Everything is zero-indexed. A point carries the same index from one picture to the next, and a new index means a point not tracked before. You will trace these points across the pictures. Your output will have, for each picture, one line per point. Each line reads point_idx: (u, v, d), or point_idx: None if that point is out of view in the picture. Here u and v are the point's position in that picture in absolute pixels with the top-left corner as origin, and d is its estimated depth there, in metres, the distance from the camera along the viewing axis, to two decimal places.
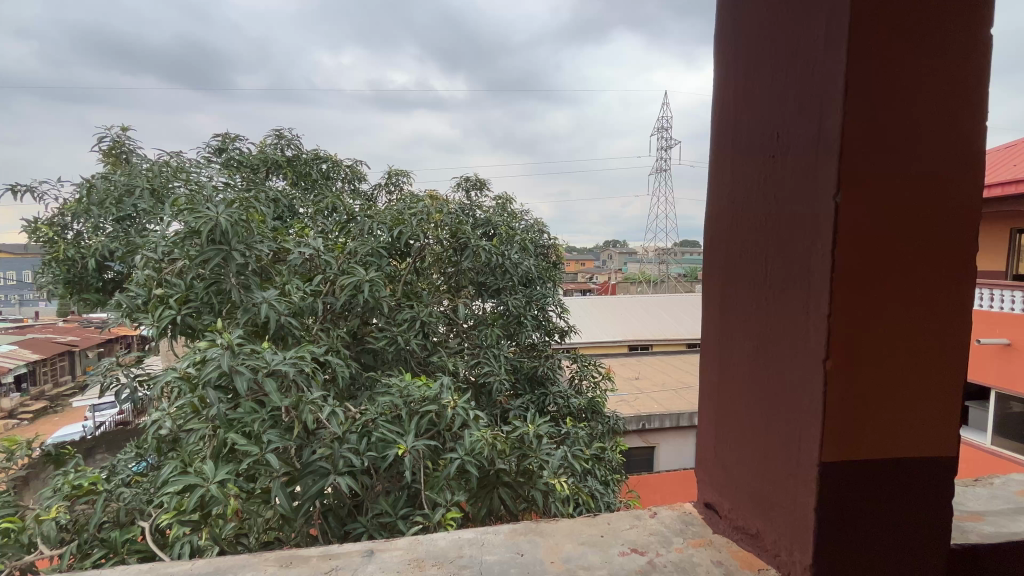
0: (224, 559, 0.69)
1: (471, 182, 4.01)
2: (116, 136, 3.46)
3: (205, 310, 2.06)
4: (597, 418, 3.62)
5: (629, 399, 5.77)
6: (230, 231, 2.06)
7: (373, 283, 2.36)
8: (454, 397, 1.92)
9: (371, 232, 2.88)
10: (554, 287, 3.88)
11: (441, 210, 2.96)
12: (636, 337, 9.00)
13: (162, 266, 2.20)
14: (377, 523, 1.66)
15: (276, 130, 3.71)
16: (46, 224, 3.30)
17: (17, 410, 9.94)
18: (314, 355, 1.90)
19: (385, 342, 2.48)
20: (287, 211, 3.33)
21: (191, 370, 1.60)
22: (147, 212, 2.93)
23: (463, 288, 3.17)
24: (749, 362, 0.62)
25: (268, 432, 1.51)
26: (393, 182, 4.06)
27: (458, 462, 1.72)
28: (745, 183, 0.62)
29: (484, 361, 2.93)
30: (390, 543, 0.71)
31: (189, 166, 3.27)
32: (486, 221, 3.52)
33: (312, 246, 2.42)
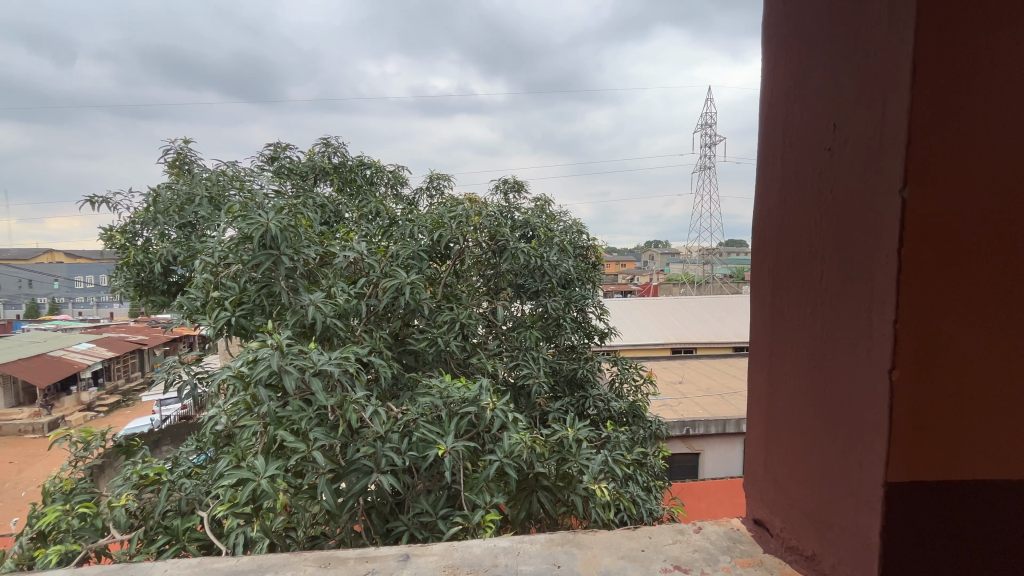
0: (266, 557, 0.71)
1: (509, 184, 4.03)
2: (179, 148, 3.70)
3: (257, 312, 2.17)
4: (638, 423, 3.55)
5: (672, 403, 5.62)
6: (280, 237, 2.15)
7: (414, 286, 2.40)
8: (493, 399, 1.92)
9: (412, 236, 2.94)
10: (593, 288, 3.83)
11: (480, 212, 2.98)
12: (680, 340, 8.75)
13: (218, 269, 2.33)
14: (417, 522, 1.69)
15: (323, 139, 3.86)
16: (120, 231, 3.58)
17: (96, 404, 10.83)
18: (358, 355, 1.95)
19: (425, 343, 2.52)
20: (333, 216, 3.45)
21: (244, 369, 1.67)
22: (205, 218, 3.12)
23: (502, 290, 3.19)
24: (802, 371, 0.58)
25: (315, 430, 1.57)
26: (434, 186, 4.14)
27: (497, 464, 1.71)
28: (797, 178, 0.59)
29: (523, 363, 2.92)
30: (425, 548, 0.72)
31: (244, 175, 3.45)
32: (524, 223, 3.51)
33: (356, 250, 2.50)
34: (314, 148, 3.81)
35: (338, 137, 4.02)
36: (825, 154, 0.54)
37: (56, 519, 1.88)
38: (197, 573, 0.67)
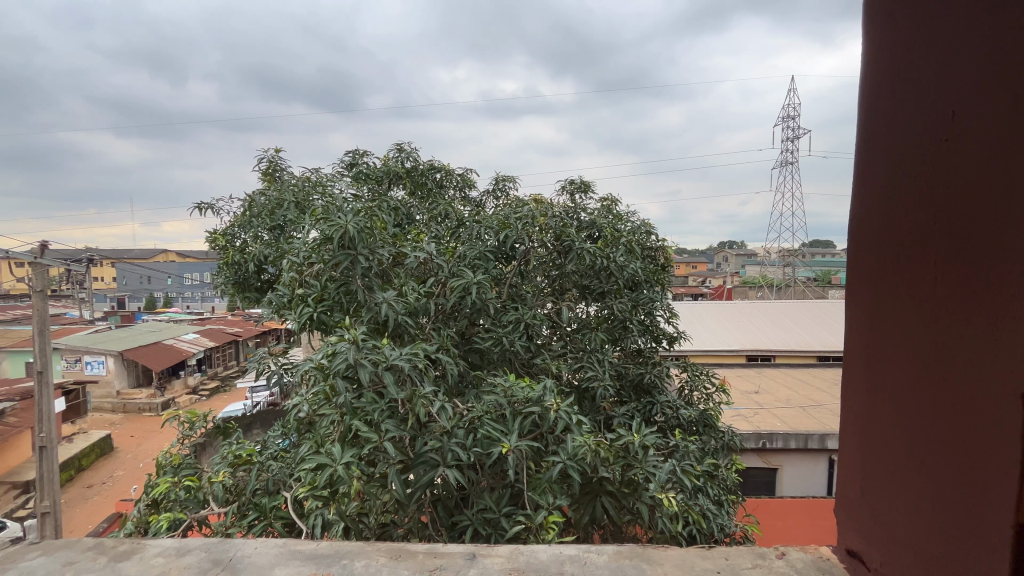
0: (343, 543, 0.74)
1: (576, 184, 3.99)
2: (271, 157, 4.04)
3: (336, 308, 2.32)
4: (709, 433, 3.39)
5: (747, 413, 5.28)
6: (357, 237, 2.28)
7: (480, 285, 2.45)
8: (557, 400, 1.91)
9: (479, 237, 3.00)
10: (662, 291, 3.70)
11: (546, 212, 2.97)
12: (756, 346, 8.22)
13: (303, 268, 2.52)
14: (481, 518, 1.72)
15: (397, 144, 4.04)
16: (221, 234, 3.98)
17: (199, 388, 12.10)
18: (426, 352, 2.03)
19: (490, 342, 2.56)
20: (406, 218, 3.61)
21: (325, 361, 1.79)
22: (292, 221, 3.38)
23: (567, 291, 3.17)
24: (910, 389, 0.52)
25: (387, 421, 1.65)
26: (500, 188, 4.20)
27: (560, 466, 1.69)
28: (904, 174, 0.53)
29: (587, 365, 2.88)
30: (491, 549, 0.72)
31: (326, 181, 3.70)
32: (590, 223, 3.47)
33: (426, 251, 2.59)
34: (388, 153, 4.00)
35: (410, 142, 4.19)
36: (941, 145, 0.48)
37: (166, 489, 2.12)
38: (282, 554, 0.71)
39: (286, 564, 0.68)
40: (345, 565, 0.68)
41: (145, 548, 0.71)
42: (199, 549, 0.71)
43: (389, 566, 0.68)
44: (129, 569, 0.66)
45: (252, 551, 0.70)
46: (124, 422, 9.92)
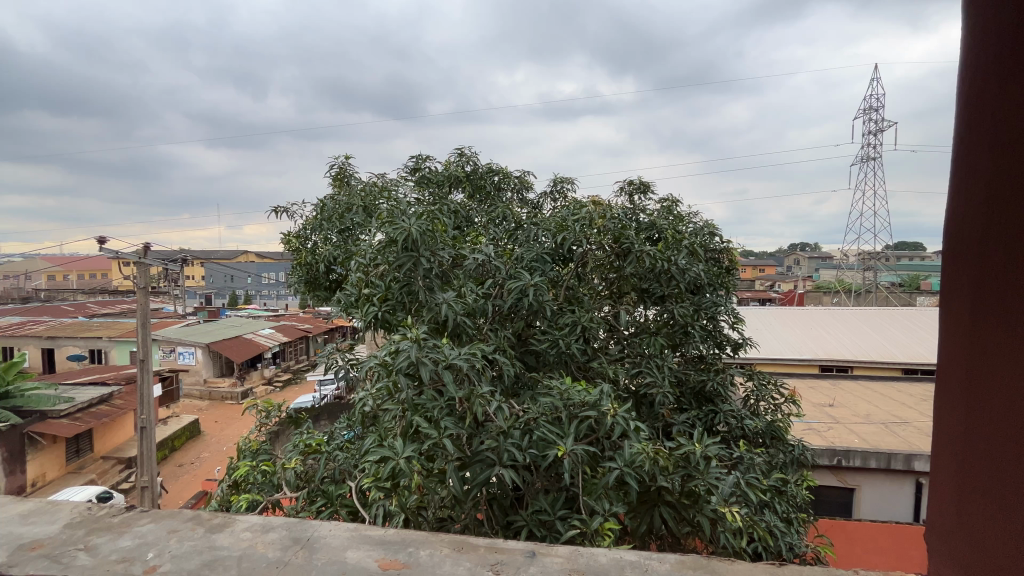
0: (409, 531, 0.78)
1: (635, 185, 3.91)
2: (341, 163, 4.27)
3: (399, 308, 2.43)
4: (778, 446, 3.20)
5: (820, 427, 4.93)
6: (420, 240, 2.36)
7: (537, 287, 2.46)
8: (614, 405, 1.87)
9: (537, 239, 3.01)
10: (727, 295, 3.55)
11: (605, 213, 2.92)
12: (831, 356, 7.64)
13: (369, 269, 2.65)
14: (537, 519, 1.73)
15: (457, 149, 4.14)
16: (296, 236, 4.26)
17: (274, 380, 12.99)
18: (484, 352, 2.06)
19: (547, 344, 2.57)
20: (465, 221, 3.70)
21: (388, 358, 1.86)
22: (360, 224, 3.55)
23: (625, 294, 3.11)
24: (1015, 411, 0.47)
25: (446, 419, 1.69)
26: (558, 189, 4.19)
27: (617, 473, 1.66)
28: (1011, 176, 0.48)
29: (646, 371, 2.81)
30: (551, 548, 0.73)
31: (391, 185, 3.87)
32: (650, 224, 3.39)
33: (485, 253, 2.64)
34: (449, 158, 4.10)
35: (470, 147, 4.28)
36: None
37: (246, 472, 2.30)
38: (354, 537, 0.75)
39: (357, 547, 0.72)
40: (412, 553, 0.71)
41: (235, 523, 0.78)
42: (281, 527, 0.77)
43: (453, 557, 0.70)
44: (223, 540, 0.73)
45: (327, 533, 0.75)
46: (209, 408, 10.85)
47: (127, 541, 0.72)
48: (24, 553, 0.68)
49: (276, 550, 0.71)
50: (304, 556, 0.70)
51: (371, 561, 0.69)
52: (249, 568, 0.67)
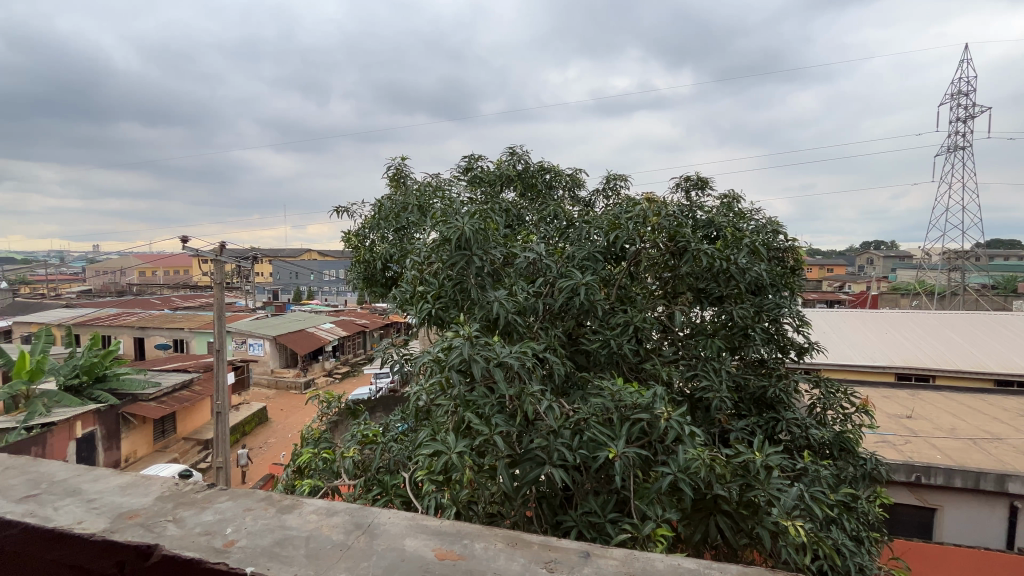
0: (464, 524, 0.79)
1: (692, 181, 3.78)
2: (397, 164, 4.41)
3: (451, 305, 2.49)
4: (848, 459, 2.99)
5: (896, 440, 4.56)
6: (472, 239, 2.40)
7: (589, 286, 2.43)
8: (668, 409, 1.82)
9: (588, 237, 2.97)
10: (791, 297, 3.35)
11: (659, 211, 2.83)
12: (910, 364, 7.04)
13: (423, 267, 2.72)
14: (586, 521, 1.71)
15: (509, 148, 4.16)
16: (355, 235, 4.44)
17: (333, 372, 13.65)
18: (534, 350, 2.07)
19: (598, 344, 2.53)
20: (516, 219, 3.72)
21: (441, 354, 1.90)
22: (415, 224, 3.66)
23: (681, 295, 3.00)
24: None
25: (497, 416, 1.71)
26: (611, 187, 4.12)
27: (670, 478, 1.61)
28: None
29: (702, 374, 2.70)
30: (606, 550, 0.72)
31: (445, 185, 3.95)
32: (708, 222, 3.26)
33: (536, 251, 2.65)
34: (501, 156, 4.13)
35: (522, 145, 4.29)
36: None
37: (309, 459, 2.43)
38: (412, 526, 0.78)
39: (415, 536, 0.74)
40: (467, 545, 0.72)
41: (303, 505, 0.83)
42: (344, 512, 0.81)
43: (506, 551, 0.71)
44: (292, 521, 0.77)
45: (386, 520, 0.78)
46: (275, 397, 11.57)
47: (209, 516, 0.78)
48: (124, 520, 0.76)
49: (339, 534, 0.74)
50: (365, 541, 0.73)
51: (428, 550, 0.71)
52: (315, 548, 0.71)
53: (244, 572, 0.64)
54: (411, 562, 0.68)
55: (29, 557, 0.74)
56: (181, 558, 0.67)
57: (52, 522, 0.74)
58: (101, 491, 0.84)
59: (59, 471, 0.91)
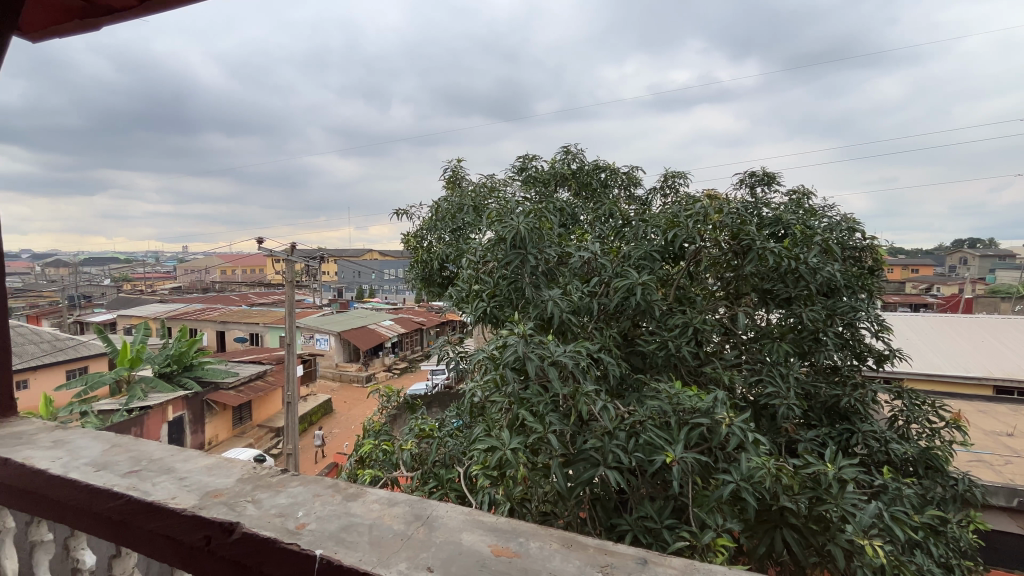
0: (520, 522, 0.80)
1: (757, 176, 3.59)
2: (454, 166, 4.51)
3: (506, 304, 2.52)
4: (935, 477, 2.72)
5: (994, 460, 4.10)
6: (527, 238, 2.40)
7: (646, 286, 2.37)
8: (730, 414, 1.75)
9: (646, 236, 2.89)
10: (869, 299, 3.11)
11: (722, 208, 2.71)
12: (1012, 376, 6.30)
13: (479, 266, 2.77)
14: (642, 526, 1.67)
15: (564, 147, 4.14)
16: (414, 236, 4.60)
17: (392, 367, 14.19)
18: (589, 351, 2.05)
19: (655, 346, 2.46)
20: (571, 219, 3.71)
21: (496, 352, 1.93)
22: (470, 224, 3.73)
23: (745, 295, 2.86)
24: None
25: (550, 415, 1.71)
26: (670, 184, 4.00)
27: (732, 487, 1.55)
28: None
29: (767, 380, 2.56)
30: (664, 559, 0.71)
31: (500, 185, 4.00)
32: (775, 219, 3.10)
33: (590, 250, 2.62)
34: (555, 156, 4.12)
35: (577, 144, 4.25)
36: None
37: (370, 450, 2.55)
38: (469, 521, 0.80)
39: (471, 531, 0.76)
40: (522, 543, 0.73)
41: (366, 494, 0.87)
42: (404, 503, 0.84)
43: (561, 552, 0.71)
44: (357, 508, 0.82)
45: (444, 514, 0.81)
46: (339, 390, 12.19)
47: (283, 499, 0.84)
48: (209, 498, 0.83)
49: (400, 524, 0.77)
50: (424, 532, 0.75)
51: (484, 545, 0.72)
52: (377, 536, 0.74)
53: (313, 554, 0.69)
54: (468, 556, 0.70)
55: (132, 527, 0.83)
56: (260, 536, 0.72)
57: (151, 496, 0.82)
58: (191, 471, 0.93)
59: (155, 450, 1.01)
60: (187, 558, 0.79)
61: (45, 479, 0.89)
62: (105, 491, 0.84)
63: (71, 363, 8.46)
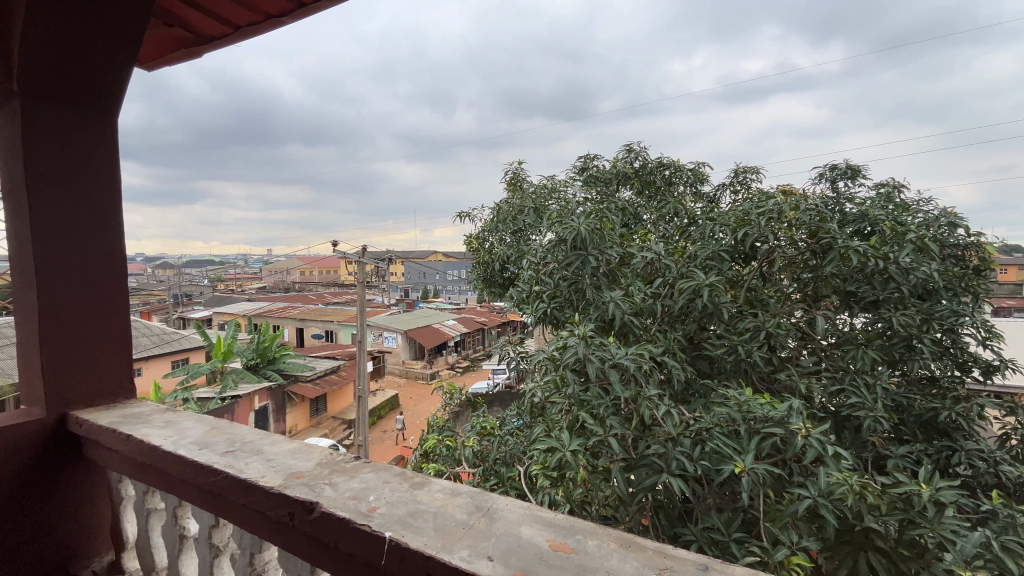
0: (578, 519, 0.81)
1: (839, 169, 3.33)
2: (515, 169, 4.57)
3: (567, 305, 2.54)
4: None
5: None
6: (588, 239, 2.38)
7: (713, 288, 2.27)
8: (807, 425, 1.63)
9: (714, 235, 2.77)
10: (974, 303, 2.78)
11: (798, 205, 2.55)
12: None
13: (539, 267, 2.79)
14: (707, 537, 1.61)
15: (627, 144, 4.05)
16: (476, 238, 4.72)
17: (455, 365, 14.58)
18: (652, 354, 2.00)
19: (723, 351, 2.35)
20: (633, 219, 3.65)
21: (556, 353, 1.94)
22: (531, 226, 3.76)
23: (824, 298, 2.67)
24: None
25: (611, 418, 1.70)
26: (740, 180, 3.81)
27: (808, 502, 1.45)
28: None
29: (850, 390, 2.36)
30: (727, 567, 0.69)
31: (560, 186, 3.99)
32: (860, 215, 2.92)
33: (654, 251, 2.55)
34: (617, 154, 4.04)
35: (640, 142, 4.16)
36: None
37: (435, 445, 2.66)
38: (527, 516, 0.82)
39: (530, 525, 0.78)
40: (580, 540, 0.74)
41: (431, 484, 0.92)
42: (466, 494, 0.88)
43: (618, 552, 0.71)
44: (422, 496, 0.86)
45: (503, 507, 0.84)
46: (406, 386, 12.71)
47: (356, 484, 0.90)
48: (293, 479, 0.91)
49: (462, 514, 0.81)
50: (484, 522, 0.78)
51: (542, 540, 0.74)
52: (441, 524, 0.78)
53: (383, 536, 0.73)
54: (527, 548, 0.72)
55: (229, 501, 0.93)
56: (335, 516, 0.78)
57: (244, 474, 0.92)
58: (276, 454, 1.02)
59: (246, 432, 1.12)
60: (275, 532, 0.88)
61: (158, 454, 1.02)
62: (207, 467, 0.95)
63: (175, 354, 9.45)
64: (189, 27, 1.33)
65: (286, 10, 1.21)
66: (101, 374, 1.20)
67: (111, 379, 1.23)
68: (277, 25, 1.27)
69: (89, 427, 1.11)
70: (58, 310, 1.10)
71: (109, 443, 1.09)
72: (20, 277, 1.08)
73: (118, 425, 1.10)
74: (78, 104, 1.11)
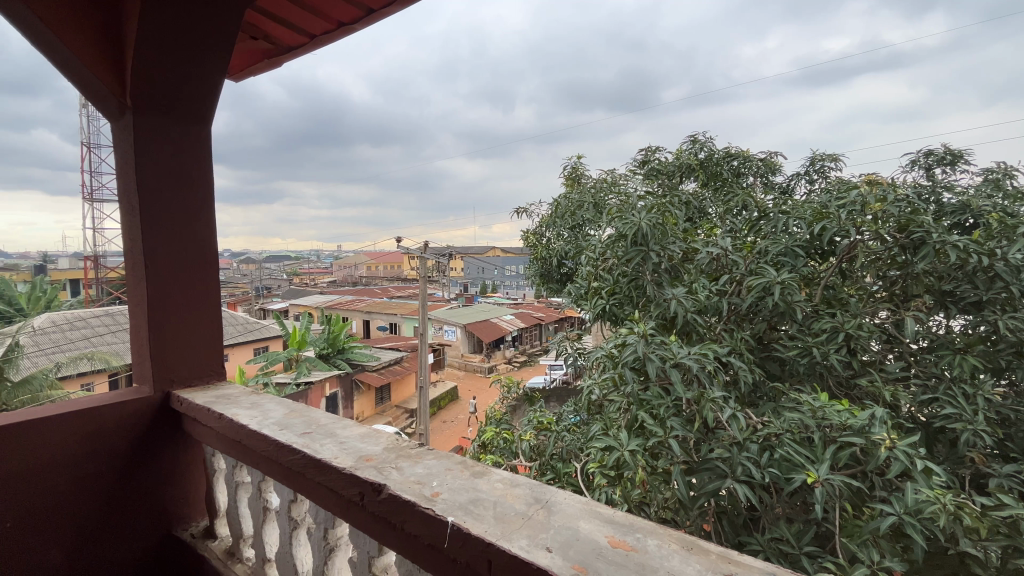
0: (634, 517, 0.81)
1: (937, 155, 3.01)
2: (575, 163, 4.53)
3: (627, 302, 2.51)
4: None
5: None
6: (650, 235, 2.31)
7: (786, 286, 2.14)
8: (892, 436, 1.50)
9: (787, 229, 2.60)
10: None
11: (885, 197, 2.34)
12: None
13: (598, 263, 2.76)
14: (776, 548, 1.53)
15: (692, 135, 3.87)
16: (534, 233, 4.74)
17: (513, 360, 14.73)
18: (717, 354, 1.91)
19: (796, 352, 2.21)
20: (697, 212, 3.51)
21: (615, 350, 1.93)
22: (590, 221, 3.71)
23: (915, 298, 2.43)
24: None
25: (672, 419, 1.65)
26: (817, 169, 3.55)
27: (892, 520, 1.33)
28: None
29: (944, 400, 2.14)
30: None
31: (621, 180, 3.91)
32: (960, 207, 2.63)
33: (720, 246, 2.42)
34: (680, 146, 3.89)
35: (705, 132, 3.97)
36: None
37: (492, 437, 2.72)
38: (585, 510, 0.82)
39: (589, 520, 0.78)
40: (640, 540, 0.73)
41: (491, 474, 0.94)
42: (526, 486, 0.89)
43: (678, 553, 0.70)
44: (483, 485, 0.89)
45: (562, 500, 0.84)
46: (464, 378, 13.03)
47: (420, 469, 0.94)
48: (363, 461, 0.96)
49: (522, 505, 0.83)
50: (543, 514, 0.80)
51: (601, 535, 0.74)
52: (500, 513, 0.80)
53: (446, 521, 0.77)
54: (585, 543, 0.72)
55: (307, 479, 1.00)
56: (402, 499, 0.83)
57: (320, 455, 0.99)
58: (348, 437, 1.09)
59: (321, 416, 1.20)
60: (347, 511, 0.94)
61: (247, 432, 1.12)
62: (287, 447, 1.03)
63: (255, 342, 10.26)
64: (271, 39, 1.44)
65: (356, 17, 1.27)
66: (197, 358, 1.33)
67: (207, 362, 1.36)
68: (347, 32, 1.34)
69: (188, 405, 1.24)
70: (161, 300, 1.23)
71: (204, 420, 1.21)
72: (131, 269, 1.22)
73: (212, 405, 1.22)
74: (173, 113, 1.23)
